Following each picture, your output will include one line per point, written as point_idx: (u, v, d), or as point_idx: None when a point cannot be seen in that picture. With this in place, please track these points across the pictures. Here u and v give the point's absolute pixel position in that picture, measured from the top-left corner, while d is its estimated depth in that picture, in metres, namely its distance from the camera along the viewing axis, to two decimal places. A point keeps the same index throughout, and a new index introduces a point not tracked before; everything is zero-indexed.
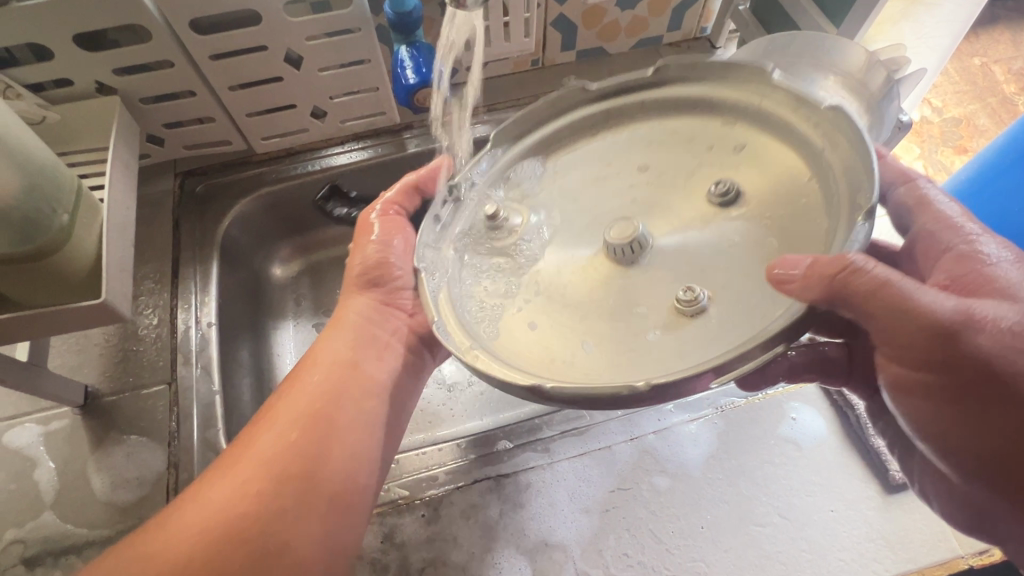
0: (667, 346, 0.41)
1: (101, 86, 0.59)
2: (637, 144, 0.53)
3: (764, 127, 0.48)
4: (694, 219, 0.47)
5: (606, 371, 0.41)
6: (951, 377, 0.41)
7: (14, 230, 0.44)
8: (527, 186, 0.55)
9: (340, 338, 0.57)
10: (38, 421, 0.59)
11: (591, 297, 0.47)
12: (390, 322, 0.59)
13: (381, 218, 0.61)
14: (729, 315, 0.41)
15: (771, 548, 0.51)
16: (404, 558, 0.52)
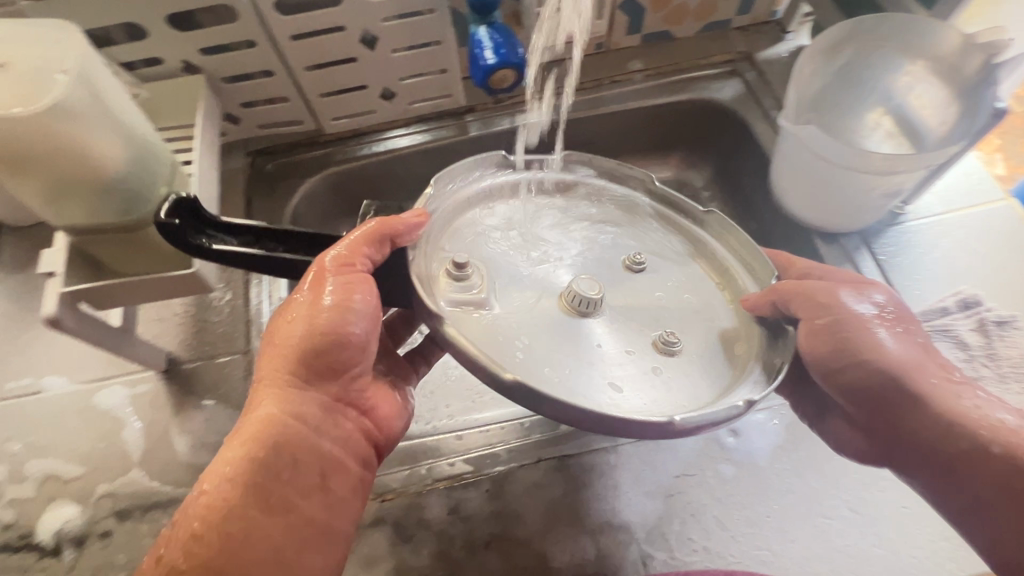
0: (670, 376, 0.48)
1: (188, 65, 0.61)
2: (537, 218, 0.59)
3: (640, 216, 0.60)
4: (632, 283, 0.54)
5: (646, 400, 0.46)
6: (839, 343, 0.49)
7: (119, 201, 0.46)
8: (475, 237, 0.55)
9: (259, 461, 0.41)
10: (124, 384, 0.62)
11: (563, 339, 0.49)
12: (337, 428, 0.45)
13: (342, 281, 0.45)
14: (698, 355, 0.50)
15: (841, 542, 0.51)
16: (470, 531, 0.53)
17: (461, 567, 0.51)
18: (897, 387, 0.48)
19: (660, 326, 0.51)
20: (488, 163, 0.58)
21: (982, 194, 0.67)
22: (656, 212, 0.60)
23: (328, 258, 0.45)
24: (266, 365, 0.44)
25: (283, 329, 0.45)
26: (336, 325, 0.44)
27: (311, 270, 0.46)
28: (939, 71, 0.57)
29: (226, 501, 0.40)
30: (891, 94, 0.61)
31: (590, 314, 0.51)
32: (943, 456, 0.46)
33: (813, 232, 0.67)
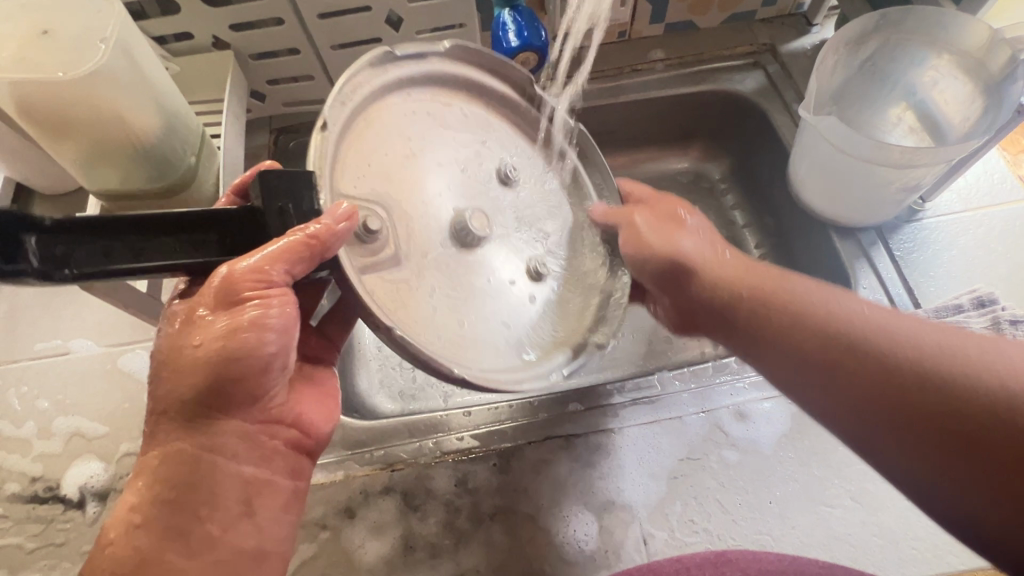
0: (535, 312, 0.51)
1: (217, 40, 0.63)
2: (424, 117, 0.50)
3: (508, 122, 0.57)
4: (499, 199, 0.53)
5: (527, 336, 0.50)
6: (658, 251, 0.50)
7: (150, 168, 0.48)
8: (365, 155, 0.45)
9: (175, 498, 0.40)
10: (148, 349, 0.64)
11: (450, 283, 0.47)
12: (253, 452, 0.44)
13: (259, 300, 0.39)
14: (555, 288, 0.54)
15: (841, 530, 0.51)
16: (476, 502, 0.54)
17: (465, 537, 0.53)
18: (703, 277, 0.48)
19: (525, 252, 0.53)
20: (377, 59, 0.47)
21: (1004, 191, 0.67)
22: (517, 115, 0.57)
23: (235, 273, 0.39)
24: (164, 406, 0.41)
25: (181, 356, 0.40)
26: (245, 353, 0.40)
27: (216, 279, 0.39)
28: (964, 66, 0.57)
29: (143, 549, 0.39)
30: (914, 89, 0.61)
31: (471, 244, 0.49)
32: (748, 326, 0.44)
33: (828, 225, 0.67)
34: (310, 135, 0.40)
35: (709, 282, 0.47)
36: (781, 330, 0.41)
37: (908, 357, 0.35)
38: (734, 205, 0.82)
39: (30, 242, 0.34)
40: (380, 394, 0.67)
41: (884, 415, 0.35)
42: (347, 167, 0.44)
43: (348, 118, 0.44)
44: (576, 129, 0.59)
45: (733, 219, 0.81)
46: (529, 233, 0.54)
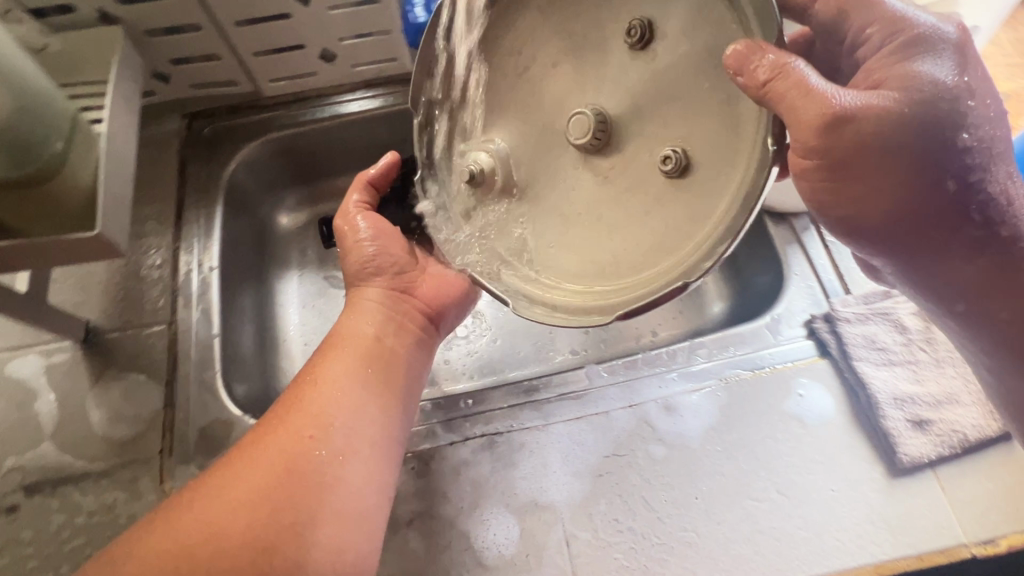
0: (658, 215, 0.42)
1: (104, 14, 0.57)
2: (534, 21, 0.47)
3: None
4: (633, 76, 0.43)
5: (647, 253, 0.42)
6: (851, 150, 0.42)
7: (6, 153, 0.43)
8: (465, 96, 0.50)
9: (364, 312, 0.54)
10: (40, 353, 0.59)
11: (585, 204, 0.46)
12: (399, 305, 0.56)
13: (364, 215, 0.57)
14: (689, 189, 0.40)
15: (766, 523, 0.50)
16: (392, 508, 0.52)
17: (379, 546, 0.50)
18: (914, 213, 0.45)
19: (662, 141, 0.42)
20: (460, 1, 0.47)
21: None
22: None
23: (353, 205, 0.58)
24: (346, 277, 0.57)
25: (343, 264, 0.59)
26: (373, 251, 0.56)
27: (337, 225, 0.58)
28: None
29: (344, 334, 0.53)
30: None
31: (613, 142, 0.44)
32: (954, 280, 0.48)
33: (762, 210, 0.65)
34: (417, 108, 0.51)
35: (926, 206, 0.44)
36: (966, 257, 0.47)
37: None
38: None
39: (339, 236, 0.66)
40: None
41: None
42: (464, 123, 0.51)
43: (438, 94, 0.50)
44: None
45: None
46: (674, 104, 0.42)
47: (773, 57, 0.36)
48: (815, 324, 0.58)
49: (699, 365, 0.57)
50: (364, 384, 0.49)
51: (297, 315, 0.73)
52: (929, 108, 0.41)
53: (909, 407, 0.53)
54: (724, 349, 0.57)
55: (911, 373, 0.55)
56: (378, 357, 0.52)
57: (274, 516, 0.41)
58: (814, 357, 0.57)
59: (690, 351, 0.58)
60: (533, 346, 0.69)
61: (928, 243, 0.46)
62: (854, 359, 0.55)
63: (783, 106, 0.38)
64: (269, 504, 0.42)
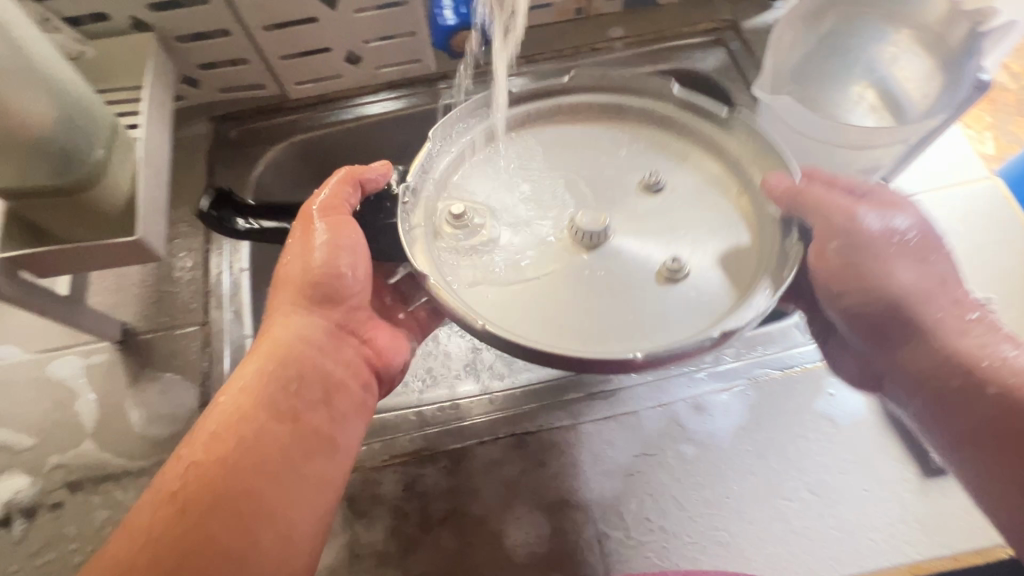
0: (647, 304, 0.52)
1: (137, 22, 0.58)
2: (564, 143, 0.62)
3: (646, 121, 0.61)
4: (646, 207, 0.58)
5: (626, 332, 0.51)
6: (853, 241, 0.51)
7: (51, 162, 0.45)
8: (489, 175, 0.60)
9: (272, 376, 0.47)
10: (79, 354, 0.61)
11: (563, 276, 0.54)
12: (338, 352, 0.51)
13: (327, 214, 0.52)
14: (697, 290, 0.53)
15: (799, 523, 0.50)
16: (425, 506, 0.52)
17: (413, 543, 0.51)
18: (899, 301, 0.50)
19: (664, 254, 0.55)
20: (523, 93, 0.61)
21: (969, 171, 0.65)
22: (667, 121, 0.61)
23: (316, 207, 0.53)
24: (278, 305, 0.51)
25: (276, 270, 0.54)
26: (329, 261, 0.51)
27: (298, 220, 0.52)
28: (923, 41, 0.55)
29: (241, 406, 0.45)
30: (873, 65, 0.59)
31: (598, 245, 0.56)
32: (939, 360, 0.47)
33: None
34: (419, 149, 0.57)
35: (920, 304, 0.50)
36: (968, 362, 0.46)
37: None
38: None
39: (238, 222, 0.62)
40: None
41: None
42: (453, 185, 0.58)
43: (456, 151, 0.59)
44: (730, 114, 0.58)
45: None
46: (680, 231, 0.56)
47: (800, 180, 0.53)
48: None
49: (728, 364, 0.57)
50: (253, 499, 0.41)
51: None
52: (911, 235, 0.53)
53: None
54: (752, 348, 0.57)
55: None
56: (282, 448, 0.44)
57: None
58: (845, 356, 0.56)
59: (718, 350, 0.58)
60: None
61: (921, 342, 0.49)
62: None
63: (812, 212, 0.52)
64: None
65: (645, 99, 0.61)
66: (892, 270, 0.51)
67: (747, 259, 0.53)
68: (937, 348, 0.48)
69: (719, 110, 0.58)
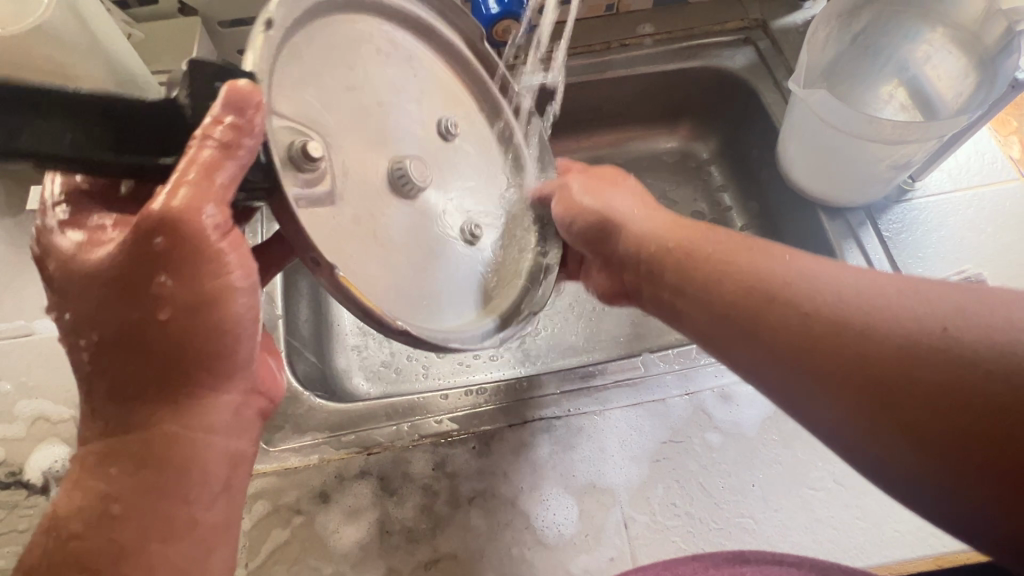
0: (444, 269, 0.49)
1: (183, 6, 0.60)
2: (374, 48, 0.48)
3: (451, 72, 0.56)
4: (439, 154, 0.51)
5: (432, 301, 0.47)
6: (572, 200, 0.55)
7: None
8: (308, 75, 0.42)
9: (145, 485, 0.37)
10: None
11: (382, 229, 0.45)
12: (228, 425, 0.39)
13: (199, 210, 0.34)
14: (472, 259, 0.52)
15: (824, 513, 0.51)
16: (454, 486, 0.53)
17: (442, 521, 0.52)
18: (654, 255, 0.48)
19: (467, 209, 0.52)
20: None
21: (997, 172, 0.66)
22: (472, 73, 0.57)
23: (173, 223, 0.33)
24: (135, 383, 0.37)
25: (89, 296, 0.36)
26: (218, 328, 0.37)
27: (145, 217, 0.33)
28: (957, 39, 0.56)
29: (119, 539, 0.36)
30: (905, 63, 0.60)
31: (407, 194, 0.47)
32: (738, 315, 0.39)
33: (817, 206, 0.66)
34: (252, 34, 0.37)
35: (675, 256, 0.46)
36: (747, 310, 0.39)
37: (880, 327, 0.33)
38: (722, 186, 0.81)
39: None
40: (361, 375, 0.70)
41: (850, 385, 0.33)
42: (281, 86, 0.40)
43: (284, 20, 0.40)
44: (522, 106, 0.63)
45: (720, 201, 0.81)
46: (474, 199, 0.53)
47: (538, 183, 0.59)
48: None
49: None
50: None
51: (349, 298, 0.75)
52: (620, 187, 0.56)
53: None
54: None
55: None
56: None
57: None
58: None
59: None
60: (581, 335, 0.72)
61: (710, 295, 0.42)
62: None
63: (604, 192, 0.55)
64: None
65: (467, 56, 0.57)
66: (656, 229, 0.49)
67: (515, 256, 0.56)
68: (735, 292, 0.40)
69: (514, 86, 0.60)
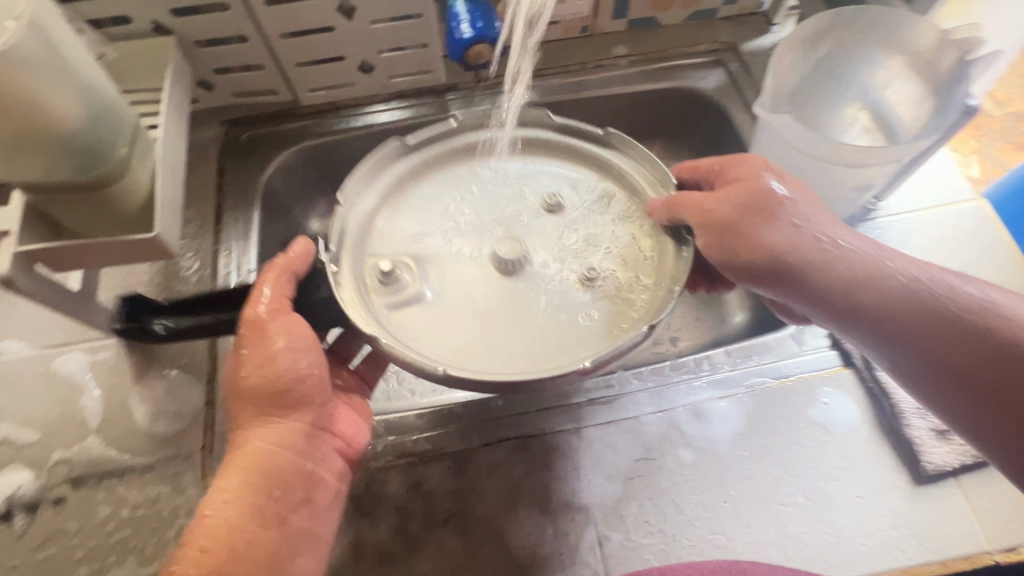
0: (552, 325, 0.55)
1: (158, 26, 0.60)
2: (457, 184, 0.63)
3: (533, 154, 0.64)
4: (546, 226, 0.60)
5: (526, 359, 0.53)
6: (715, 228, 0.51)
7: (76, 159, 0.46)
8: (401, 233, 0.60)
9: (254, 488, 0.45)
10: (84, 350, 0.61)
11: (496, 310, 0.56)
12: (312, 449, 0.49)
13: (275, 312, 0.49)
14: (588, 303, 0.56)
15: (794, 528, 0.52)
16: (430, 506, 0.53)
17: (416, 542, 0.52)
18: (786, 257, 0.48)
19: (580, 262, 0.58)
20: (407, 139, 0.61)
21: (956, 191, 0.68)
22: (551, 147, 0.64)
23: (255, 321, 0.48)
24: (242, 419, 0.49)
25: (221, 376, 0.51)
26: (303, 376, 0.48)
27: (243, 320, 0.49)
28: (914, 67, 0.58)
29: (229, 520, 0.44)
30: (866, 89, 0.62)
31: (518, 272, 0.58)
32: (883, 315, 0.44)
33: None
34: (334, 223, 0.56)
35: (806, 251, 0.48)
36: (887, 309, 0.44)
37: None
38: None
39: (155, 325, 0.58)
40: None
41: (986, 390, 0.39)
42: (376, 240, 0.59)
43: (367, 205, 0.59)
44: (611, 134, 0.61)
45: None
46: (582, 253, 0.58)
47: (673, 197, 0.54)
48: None
49: (727, 372, 0.58)
50: None
51: None
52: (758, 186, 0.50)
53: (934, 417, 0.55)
54: (748, 357, 0.59)
55: None
56: (265, 554, 0.44)
57: None
58: (838, 366, 0.58)
59: (716, 359, 0.59)
60: None
61: (854, 293, 0.46)
62: (878, 369, 0.57)
63: (732, 199, 0.50)
64: None
65: (519, 139, 0.64)
66: (793, 210, 0.49)
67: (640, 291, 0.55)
68: (883, 293, 0.44)
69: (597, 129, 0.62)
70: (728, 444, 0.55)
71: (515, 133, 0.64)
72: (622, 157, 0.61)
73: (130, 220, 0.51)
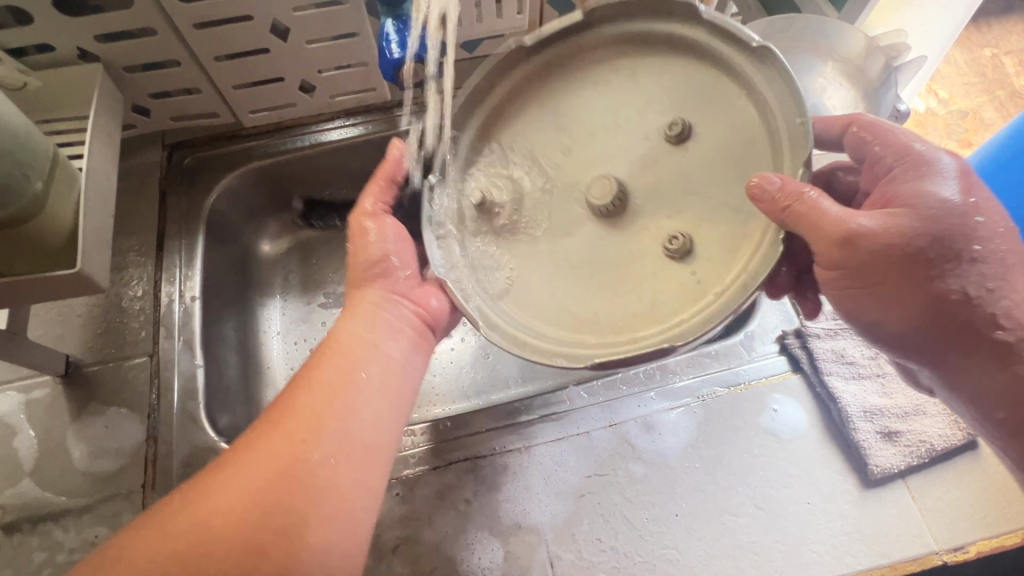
0: (638, 304, 0.46)
1: (84, 52, 0.58)
2: (612, 93, 0.51)
3: (676, 54, 0.48)
4: (659, 156, 0.48)
5: (616, 319, 0.46)
6: (855, 269, 0.45)
7: None
8: (501, 158, 0.53)
9: (358, 319, 0.50)
10: (19, 389, 0.59)
11: (596, 265, 0.48)
12: (403, 310, 0.51)
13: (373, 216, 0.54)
14: (677, 278, 0.45)
15: (745, 538, 0.51)
16: (378, 535, 0.52)
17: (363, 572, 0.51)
18: (929, 308, 0.46)
19: (673, 223, 0.46)
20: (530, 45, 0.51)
21: None
22: (706, 47, 0.46)
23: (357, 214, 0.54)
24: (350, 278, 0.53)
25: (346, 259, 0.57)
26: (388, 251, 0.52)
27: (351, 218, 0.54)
28: (846, 73, 0.60)
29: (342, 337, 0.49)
30: (807, 93, 0.60)
31: (626, 210, 0.48)
32: (997, 384, 0.46)
33: None
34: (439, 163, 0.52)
35: (943, 305, 0.46)
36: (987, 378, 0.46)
37: None
38: None
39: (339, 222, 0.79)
40: None
41: None
42: (493, 152, 0.53)
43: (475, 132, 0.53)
44: (759, 47, 0.43)
45: None
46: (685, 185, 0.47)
47: (788, 178, 0.41)
48: (787, 340, 0.59)
49: (678, 383, 0.58)
50: (360, 394, 0.45)
51: (278, 340, 0.74)
52: (920, 205, 0.45)
53: (878, 419, 0.55)
54: (701, 366, 0.59)
55: (880, 386, 0.57)
56: (369, 360, 0.48)
57: (262, 520, 0.39)
58: (786, 372, 0.58)
59: (670, 369, 0.59)
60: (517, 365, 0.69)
61: (967, 355, 0.46)
62: (826, 373, 0.57)
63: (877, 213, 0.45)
64: (258, 509, 0.39)
65: (678, 31, 0.47)
66: (956, 246, 0.45)
67: (723, 246, 0.44)
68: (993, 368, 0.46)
69: (753, 35, 0.43)
70: (680, 451, 0.55)
71: (669, 24, 0.47)
72: (770, 86, 0.43)
73: (54, 256, 0.49)
